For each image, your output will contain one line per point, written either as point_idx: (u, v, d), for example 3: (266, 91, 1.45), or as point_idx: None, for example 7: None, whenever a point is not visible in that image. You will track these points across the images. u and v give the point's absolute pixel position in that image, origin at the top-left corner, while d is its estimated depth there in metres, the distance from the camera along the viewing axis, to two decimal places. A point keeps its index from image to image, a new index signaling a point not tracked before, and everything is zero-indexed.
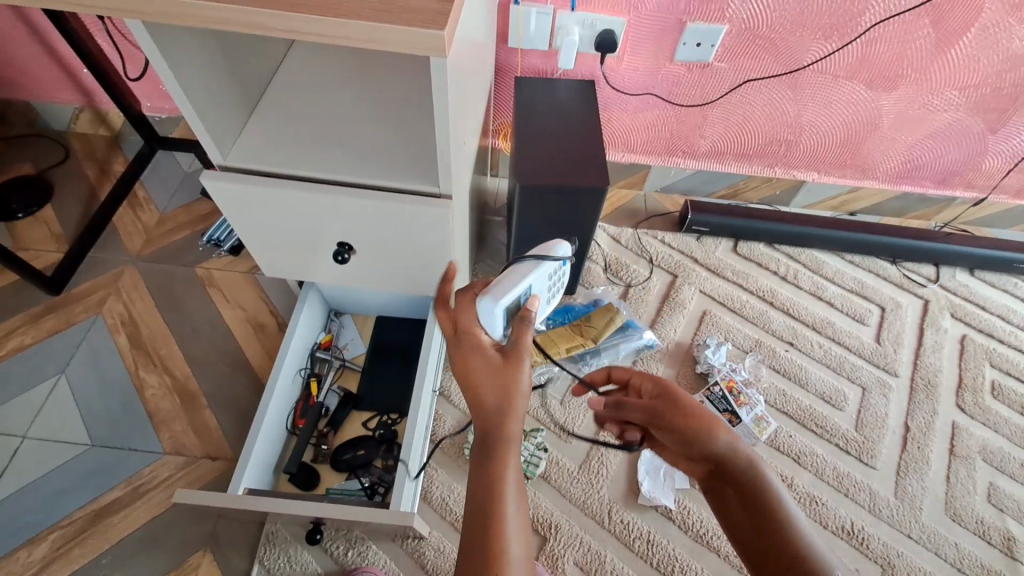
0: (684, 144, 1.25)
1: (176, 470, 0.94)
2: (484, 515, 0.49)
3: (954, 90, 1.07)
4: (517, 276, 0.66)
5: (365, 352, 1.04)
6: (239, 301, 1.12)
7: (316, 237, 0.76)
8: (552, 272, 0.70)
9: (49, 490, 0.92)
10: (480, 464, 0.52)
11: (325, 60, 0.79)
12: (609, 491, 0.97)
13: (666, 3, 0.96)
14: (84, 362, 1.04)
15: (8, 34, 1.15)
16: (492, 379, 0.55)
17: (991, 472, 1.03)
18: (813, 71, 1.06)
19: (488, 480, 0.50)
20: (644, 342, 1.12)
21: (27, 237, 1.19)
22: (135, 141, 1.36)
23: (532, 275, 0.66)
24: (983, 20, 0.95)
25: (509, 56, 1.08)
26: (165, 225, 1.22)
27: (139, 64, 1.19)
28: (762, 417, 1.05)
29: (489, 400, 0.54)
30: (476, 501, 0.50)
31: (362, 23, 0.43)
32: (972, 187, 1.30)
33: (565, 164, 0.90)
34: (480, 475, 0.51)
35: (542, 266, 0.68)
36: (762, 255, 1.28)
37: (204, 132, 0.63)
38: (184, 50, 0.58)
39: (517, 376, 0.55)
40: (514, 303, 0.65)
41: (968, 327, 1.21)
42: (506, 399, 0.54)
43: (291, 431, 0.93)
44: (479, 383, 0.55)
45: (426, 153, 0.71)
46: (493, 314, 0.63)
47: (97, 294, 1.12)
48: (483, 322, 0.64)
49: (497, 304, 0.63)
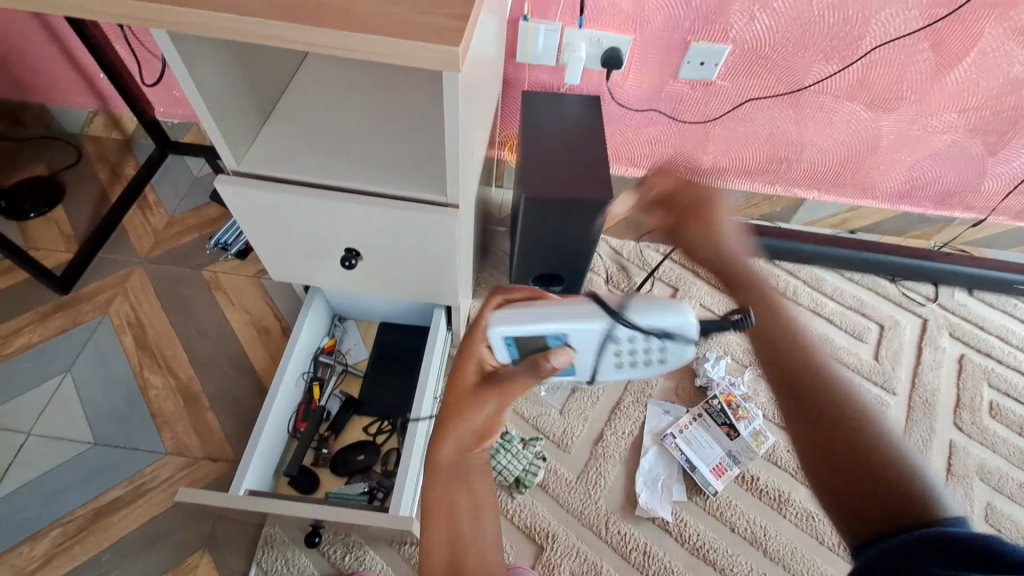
0: (687, 160, 1.27)
1: (177, 470, 0.95)
2: (447, 526, 0.54)
3: (954, 113, 1.09)
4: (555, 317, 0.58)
5: (367, 357, 1.05)
6: (244, 304, 1.13)
7: (324, 241, 0.78)
8: (621, 339, 0.58)
9: (50, 487, 0.93)
10: (444, 481, 0.56)
11: (338, 71, 0.82)
12: (606, 502, 0.97)
13: (672, 22, 0.99)
14: (90, 361, 1.05)
15: (29, 39, 1.18)
16: (474, 408, 0.60)
17: (988, 492, 1.04)
18: (815, 91, 1.08)
19: (454, 496, 0.56)
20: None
21: (39, 236, 1.21)
22: (147, 146, 1.38)
23: (574, 326, 0.58)
24: (982, 45, 0.97)
25: (517, 71, 1.11)
26: (174, 228, 1.24)
27: (155, 71, 1.21)
28: (760, 431, 1.05)
29: (469, 426, 0.59)
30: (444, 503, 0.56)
31: (381, 38, 0.45)
32: (971, 208, 1.32)
33: (570, 177, 0.92)
34: (444, 489, 0.56)
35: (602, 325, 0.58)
36: (762, 270, 1.29)
37: (220, 138, 0.65)
38: (205, 59, 0.60)
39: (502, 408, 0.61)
40: (530, 337, 0.61)
41: (967, 346, 1.21)
42: (484, 432, 0.60)
43: (292, 435, 0.94)
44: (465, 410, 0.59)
45: (434, 164, 0.72)
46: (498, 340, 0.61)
47: (104, 294, 1.13)
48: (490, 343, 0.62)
49: (504, 334, 0.60)
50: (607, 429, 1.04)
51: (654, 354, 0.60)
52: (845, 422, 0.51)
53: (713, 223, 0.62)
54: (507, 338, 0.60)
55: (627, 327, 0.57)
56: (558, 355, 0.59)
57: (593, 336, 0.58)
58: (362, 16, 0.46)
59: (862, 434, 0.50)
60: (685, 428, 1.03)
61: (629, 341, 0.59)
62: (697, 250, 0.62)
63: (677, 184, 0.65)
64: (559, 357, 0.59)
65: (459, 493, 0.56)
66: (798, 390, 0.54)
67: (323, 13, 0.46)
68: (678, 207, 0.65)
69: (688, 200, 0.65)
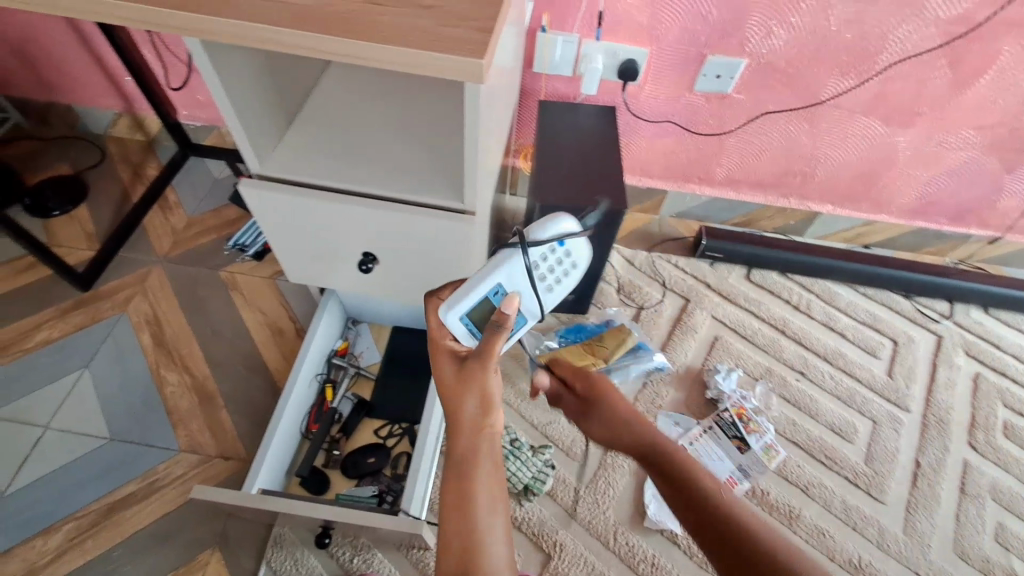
0: (701, 172, 1.27)
1: (190, 468, 0.96)
2: (460, 528, 0.46)
3: (971, 129, 1.09)
4: (486, 274, 0.65)
5: (379, 360, 1.06)
6: (260, 305, 1.15)
7: (342, 245, 0.79)
8: (537, 263, 0.67)
9: (66, 481, 0.94)
10: (452, 477, 0.49)
11: (361, 78, 0.83)
12: (614, 512, 0.97)
13: (689, 36, 1.00)
14: (108, 358, 1.07)
15: (60, 42, 1.21)
16: (463, 395, 0.54)
17: (1000, 512, 1.02)
18: (831, 105, 1.09)
19: (464, 494, 0.48)
20: (656, 363, 1.12)
21: (62, 234, 1.24)
22: (169, 148, 1.40)
23: (499, 274, 0.65)
24: (1000, 63, 0.97)
25: (534, 80, 1.12)
26: (193, 229, 1.26)
27: (180, 75, 1.24)
28: (771, 445, 1.05)
29: (462, 414, 0.53)
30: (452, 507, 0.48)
31: (408, 49, 0.46)
32: (987, 225, 1.31)
33: (584, 186, 0.93)
34: (453, 485, 0.49)
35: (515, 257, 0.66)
36: (774, 283, 1.29)
37: (246, 143, 0.67)
38: (234, 65, 0.62)
39: (487, 382, 0.54)
40: (477, 306, 0.64)
41: (981, 365, 1.20)
42: (483, 412, 0.53)
43: (304, 435, 0.95)
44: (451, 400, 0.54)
45: (453, 172, 0.73)
46: (455, 323, 0.64)
47: (124, 292, 1.15)
48: (451, 333, 0.64)
49: (453, 313, 0.64)
50: None
51: (569, 262, 0.69)
52: (770, 564, 0.47)
53: (605, 399, 0.69)
54: (463, 317, 0.64)
55: (534, 248, 0.67)
56: (506, 302, 0.57)
57: (518, 273, 0.66)
58: (391, 28, 0.48)
59: (759, 541, 0.49)
60: (695, 440, 1.04)
61: (542, 260, 0.67)
62: (604, 423, 0.66)
63: (572, 372, 0.76)
64: (507, 302, 0.56)
65: (469, 487, 0.48)
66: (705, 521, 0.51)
67: (353, 25, 0.47)
68: (579, 391, 0.74)
69: (584, 382, 0.74)
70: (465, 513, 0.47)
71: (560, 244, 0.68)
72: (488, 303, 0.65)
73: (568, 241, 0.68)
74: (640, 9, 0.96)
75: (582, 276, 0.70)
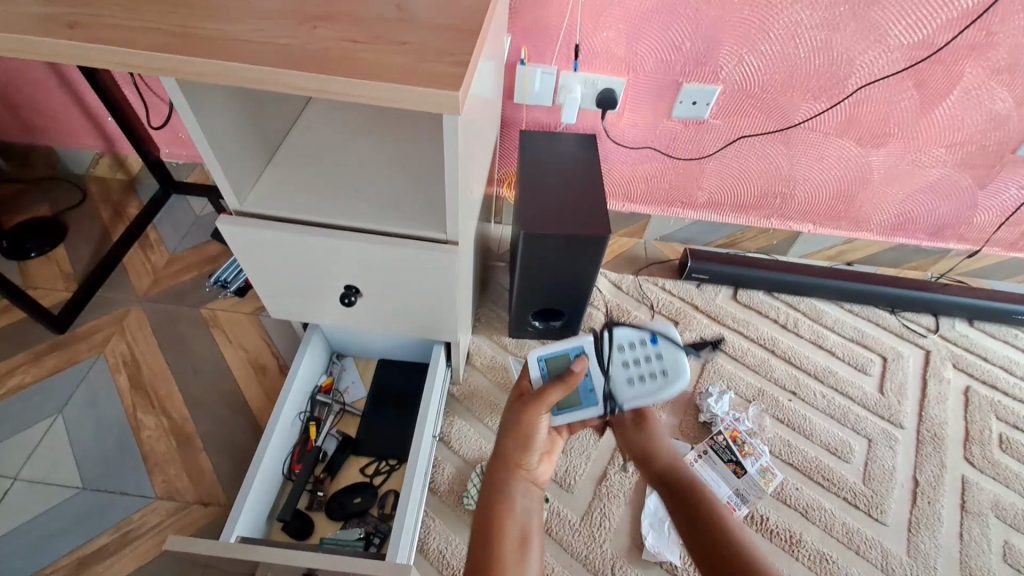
0: (683, 196, 1.29)
1: (167, 516, 0.92)
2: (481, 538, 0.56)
3: (943, 147, 1.11)
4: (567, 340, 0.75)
5: (365, 395, 1.04)
6: (241, 341, 1.12)
7: (324, 280, 0.78)
8: (628, 351, 0.74)
9: (36, 534, 0.90)
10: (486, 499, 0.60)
11: (342, 114, 0.84)
12: (611, 545, 0.94)
13: (664, 65, 1.02)
14: (84, 401, 1.04)
15: (41, 84, 1.21)
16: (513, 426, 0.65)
17: (1006, 530, 1.01)
18: (805, 128, 1.12)
19: (492, 510, 0.59)
20: (660, 331, 0.75)
21: (38, 276, 1.21)
22: (151, 186, 1.40)
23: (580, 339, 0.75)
24: (964, 83, 1.00)
25: (514, 110, 1.14)
26: (173, 267, 1.24)
27: (162, 113, 1.24)
28: (767, 467, 1.03)
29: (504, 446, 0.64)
30: (483, 523, 0.58)
31: (382, 83, 0.46)
32: (965, 239, 1.33)
33: (568, 213, 0.93)
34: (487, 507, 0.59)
35: (623, 336, 0.74)
36: (762, 303, 1.29)
37: (225, 180, 0.66)
38: (212, 103, 0.62)
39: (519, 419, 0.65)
40: (560, 354, 0.72)
41: (971, 378, 1.20)
42: (526, 447, 0.64)
43: (287, 476, 0.91)
44: (510, 429, 0.65)
45: (435, 203, 0.73)
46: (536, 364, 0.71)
47: (101, 333, 1.12)
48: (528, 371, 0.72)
49: (540, 356, 0.72)
50: (609, 469, 1.01)
51: (659, 365, 0.72)
52: None
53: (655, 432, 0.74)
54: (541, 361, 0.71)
55: (627, 332, 0.75)
56: (578, 362, 0.70)
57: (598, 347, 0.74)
58: (368, 64, 0.48)
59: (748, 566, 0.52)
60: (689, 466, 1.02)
61: (633, 349, 0.74)
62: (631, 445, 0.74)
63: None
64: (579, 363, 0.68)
65: (498, 508, 0.59)
66: (706, 551, 0.55)
67: (329, 63, 0.47)
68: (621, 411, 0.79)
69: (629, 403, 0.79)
70: (488, 525, 0.57)
71: (656, 345, 0.74)
72: (568, 356, 0.72)
73: (660, 341, 0.74)
74: (616, 41, 0.99)
75: (671, 384, 0.71)
